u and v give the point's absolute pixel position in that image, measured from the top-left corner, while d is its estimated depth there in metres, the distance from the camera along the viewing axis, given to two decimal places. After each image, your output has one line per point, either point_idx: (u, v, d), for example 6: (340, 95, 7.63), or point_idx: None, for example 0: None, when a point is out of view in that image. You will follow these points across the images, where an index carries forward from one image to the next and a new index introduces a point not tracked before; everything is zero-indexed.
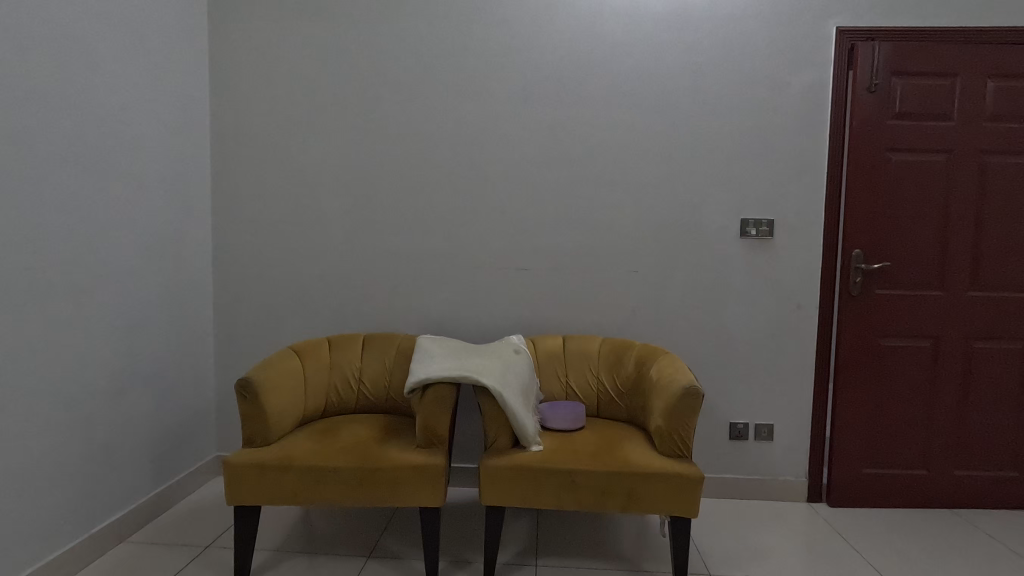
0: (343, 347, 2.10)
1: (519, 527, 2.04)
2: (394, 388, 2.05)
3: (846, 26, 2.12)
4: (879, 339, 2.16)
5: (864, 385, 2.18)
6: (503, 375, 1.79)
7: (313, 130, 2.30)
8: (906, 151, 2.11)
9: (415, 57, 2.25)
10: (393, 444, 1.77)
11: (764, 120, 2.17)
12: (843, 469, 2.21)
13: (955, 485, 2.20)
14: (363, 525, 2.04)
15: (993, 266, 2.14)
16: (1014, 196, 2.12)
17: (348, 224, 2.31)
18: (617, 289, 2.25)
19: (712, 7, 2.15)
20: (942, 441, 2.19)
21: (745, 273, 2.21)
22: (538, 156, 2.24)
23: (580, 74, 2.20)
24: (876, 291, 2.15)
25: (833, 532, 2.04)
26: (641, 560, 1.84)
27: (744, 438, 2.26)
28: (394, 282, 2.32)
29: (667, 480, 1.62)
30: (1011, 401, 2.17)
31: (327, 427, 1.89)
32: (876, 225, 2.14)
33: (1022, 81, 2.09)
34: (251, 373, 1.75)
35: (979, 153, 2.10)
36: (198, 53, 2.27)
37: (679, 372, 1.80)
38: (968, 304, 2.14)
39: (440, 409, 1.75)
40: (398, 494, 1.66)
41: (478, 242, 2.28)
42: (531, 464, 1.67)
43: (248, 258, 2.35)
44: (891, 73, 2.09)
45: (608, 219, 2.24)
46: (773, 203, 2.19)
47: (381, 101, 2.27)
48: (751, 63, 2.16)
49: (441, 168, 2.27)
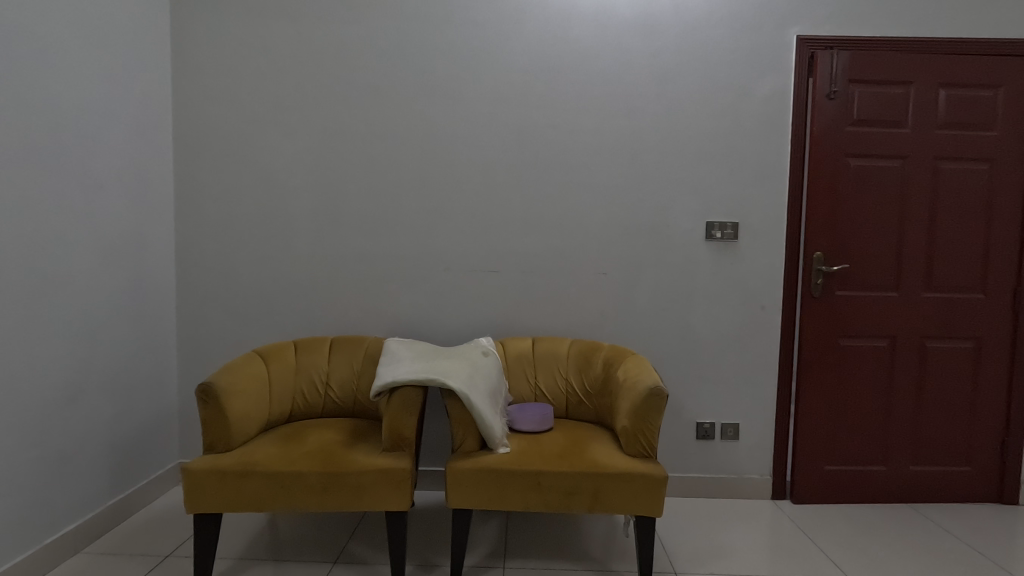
0: (309, 350, 2.08)
1: (488, 530, 2.03)
2: (361, 391, 2.04)
3: (806, 34, 2.18)
4: (840, 338, 2.22)
5: (826, 384, 2.24)
6: (471, 378, 1.79)
7: (280, 130, 2.27)
8: (864, 156, 2.18)
9: (384, 58, 2.24)
10: (359, 449, 1.75)
11: (728, 124, 2.21)
12: (806, 466, 2.27)
13: (912, 480, 2.27)
14: (330, 530, 2.01)
15: (945, 268, 2.21)
16: (966, 201, 2.20)
17: (315, 226, 2.29)
18: (585, 290, 2.27)
19: (677, 13, 2.19)
20: (899, 437, 2.26)
21: (710, 274, 2.25)
22: (507, 157, 2.25)
23: (549, 76, 2.22)
24: (836, 291, 2.21)
25: (795, 528, 2.09)
26: (609, 561, 1.86)
27: (710, 438, 2.29)
28: (364, 285, 2.30)
29: (632, 480, 1.64)
30: (963, 397, 2.25)
31: (293, 432, 1.86)
32: (837, 227, 2.20)
33: (972, 90, 2.17)
34: (213, 377, 1.72)
35: (932, 159, 2.18)
36: (160, 51, 2.22)
37: (645, 372, 1.82)
38: (923, 304, 2.21)
39: (406, 412, 1.74)
40: (363, 498, 1.64)
41: (446, 244, 2.28)
42: (498, 466, 1.67)
43: (212, 260, 2.31)
44: (849, 81, 2.16)
45: (577, 221, 2.25)
46: (738, 207, 2.23)
47: (349, 102, 2.25)
48: (716, 68, 2.20)
49: (410, 171, 2.26)
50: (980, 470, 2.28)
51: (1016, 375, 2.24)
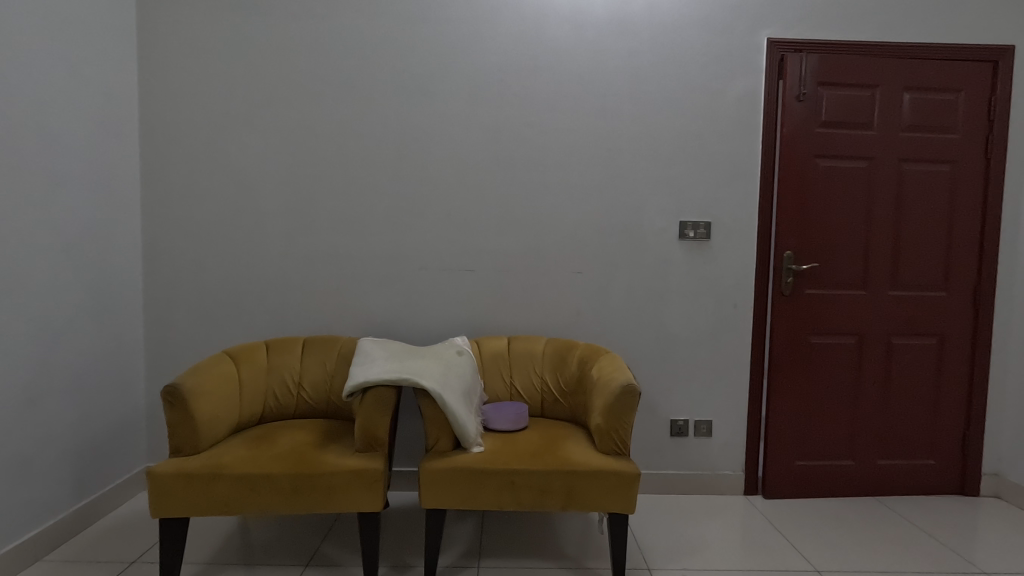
0: (281, 350, 2.05)
1: (463, 530, 2.02)
2: (335, 392, 2.01)
3: (776, 37, 2.21)
4: (810, 336, 2.27)
5: (796, 381, 2.28)
6: (444, 378, 1.78)
7: (251, 128, 2.23)
8: (833, 158, 2.22)
9: (358, 55, 2.22)
10: (331, 450, 1.73)
11: (701, 125, 2.24)
12: (778, 462, 2.31)
13: (879, 474, 2.33)
14: (302, 533, 1.99)
15: (910, 267, 2.27)
16: (929, 201, 2.26)
17: (288, 225, 2.26)
18: (561, 289, 2.28)
19: (651, 13, 2.21)
20: (867, 432, 2.31)
21: (684, 273, 2.28)
22: (482, 156, 2.24)
23: (524, 75, 2.22)
24: (806, 290, 2.25)
25: (767, 523, 2.12)
26: (583, 558, 1.86)
27: (684, 435, 2.32)
28: (337, 285, 2.27)
29: (605, 478, 1.64)
30: (927, 392, 2.32)
31: (263, 434, 1.83)
32: (806, 227, 2.24)
33: (935, 94, 2.23)
34: (180, 379, 1.68)
35: (898, 161, 2.23)
36: (126, 45, 2.16)
37: (619, 370, 1.83)
38: (889, 303, 2.27)
39: (380, 412, 1.72)
40: (335, 500, 1.63)
41: (421, 243, 2.26)
42: (471, 466, 1.66)
43: (181, 259, 2.26)
44: (817, 84, 2.20)
45: (552, 221, 2.26)
46: (711, 206, 2.26)
47: (322, 99, 2.22)
48: (689, 69, 2.23)
49: (384, 170, 2.24)
50: (944, 463, 2.35)
51: (978, 371, 2.31)
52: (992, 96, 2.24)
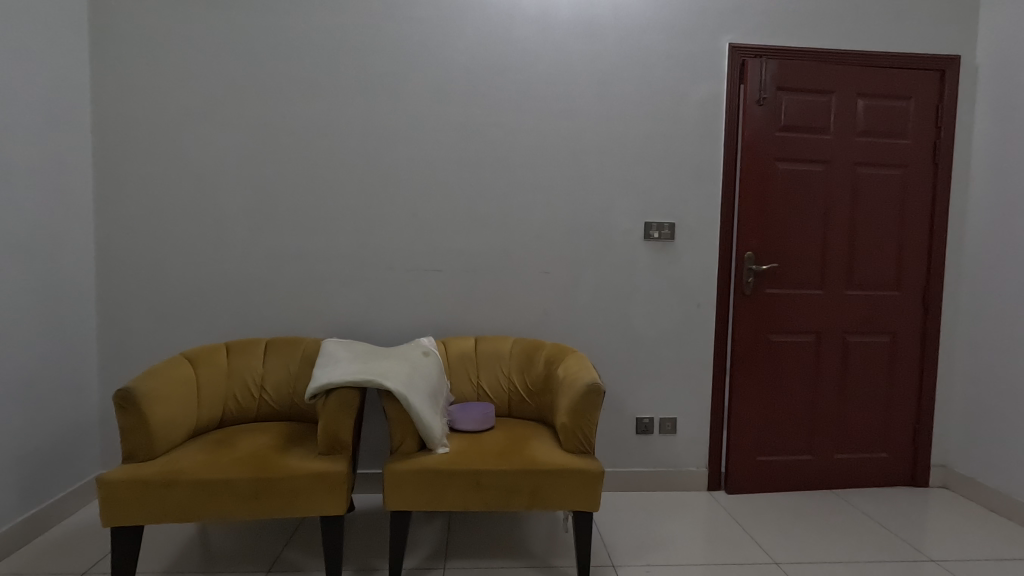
0: (242, 352, 2.01)
1: (429, 532, 2.01)
2: (298, 394, 1.98)
3: (738, 42, 2.26)
4: (769, 334, 2.33)
5: (757, 378, 2.34)
6: (410, 379, 1.77)
7: (211, 125, 2.18)
8: (791, 161, 2.28)
9: (322, 52, 2.18)
10: (293, 453, 1.70)
11: (665, 127, 2.28)
12: (739, 457, 2.36)
13: (835, 468, 2.41)
14: (264, 538, 1.95)
15: (865, 267, 2.35)
16: (882, 204, 2.34)
17: (250, 224, 2.21)
18: (529, 289, 2.28)
19: (617, 16, 2.23)
20: (824, 427, 2.39)
21: (649, 273, 2.31)
22: (450, 156, 2.23)
23: (491, 75, 2.22)
24: (766, 289, 2.31)
25: (729, 517, 2.17)
26: (548, 557, 1.87)
27: (650, 433, 2.35)
28: (302, 285, 2.23)
29: (570, 476, 1.66)
30: (880, 388, 2.40)
31: (223, 438, 1.78)
32: (766, 228, 2.29)
33: (887, 100, 2.32)
34: (134, 382, 1.63)
35: (852, 165, 2.31)
36: (77, 37, 2.08)
37: (584, 369, 1.85)
38: (844, 302, 2.35)
39: (343, 414, 1.70)
40: (297, 504, 1.60)
41: (387, 243, 2.24)
42: (436, 467, 1.65)
43: (136, 258, 2.19)
44: (776, 89, 2.26)
45: (520, 221, 2.27)
46: (675, 208, 2.30)
47: (286, 96, 2.18)
48: (654, 73, 2.26)
49: (349, 169, 2.21)
50: (896, 455, 2.44)
51: (927, 366, 2.41)
52: (939, 103, 2.34)
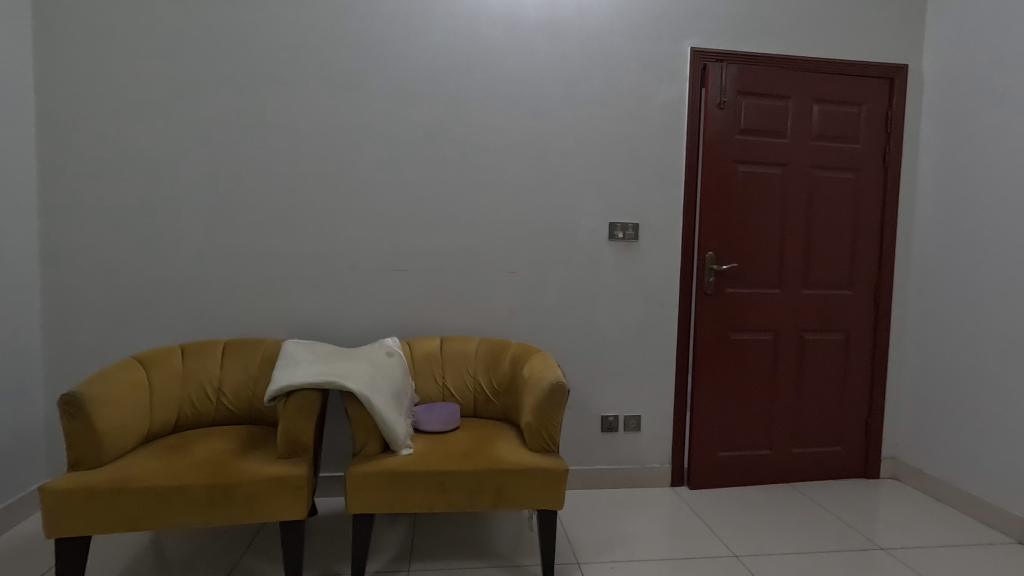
0: (198, 354, 1.95)
1: (393, 534, 1.99)
2: (258, 397, 1.93)
3: (699, 46, 2.30)
4: (730, 333, 2.38)
5: (718, 376, 2.39)
6: (373, 380, 1.74)
7: (166, 119, 2.10)
8: (751, 164, 2.34)
9: (283, 46, 2.13)
10: (252, 457, 1.66)
11: (629, 129, 2.31)
12: (702, 453, 2.41)
13: (792, 462, 2.48)
14: (222, 545, 1.89)
15: (820, 268, 2.43)
16: (836, 206, 2.43)
17: (208, 223, 2.14)
18: (495, 289, 2.28)
19: (581, 18, 2.25)
20: (782, 422, 2.46)
21: (614, 273, 2.34)
22: (415, 155, 2.21)
23: (456, 74, 2.21)
24: (727, 289, 2.36)
25: (691, 512, 2.21)
26: (513, 556, 1.88)
27: (615, 431, 2.38)
28: (262, 285, 2.18)
29: (534, 475, 1.66)
30: (835, 384, 2.49)
31: (177, 443, 1.72)
32: (727, 229, 2.35)
33: (841, 106, 2.40)
34: (81, 386, 1.56)
35: (808, 168, 2.39)
36: (19, 25, 1.99)
37: (549, 368, 1.85)
38: (801, 301, 2.42)
39: (304, 417, 1.67)
40: (254, 510, 1.55)
41: (350, 242, 2.21)
42: (399, 468, 1.63)
43: (85, 257, 2.10)
44: (736, 93, 2.31)
45: (486, 221, 2.26)
46: (639, 208, 2.33)
47: (245, 91, 2.13)
48: (618, 75, 2.29)
49: (312, 166, 2.17)
50: (850, 449, 2.53)
51: (878, 363, 2.51)
52: (889, 110, 2.44)
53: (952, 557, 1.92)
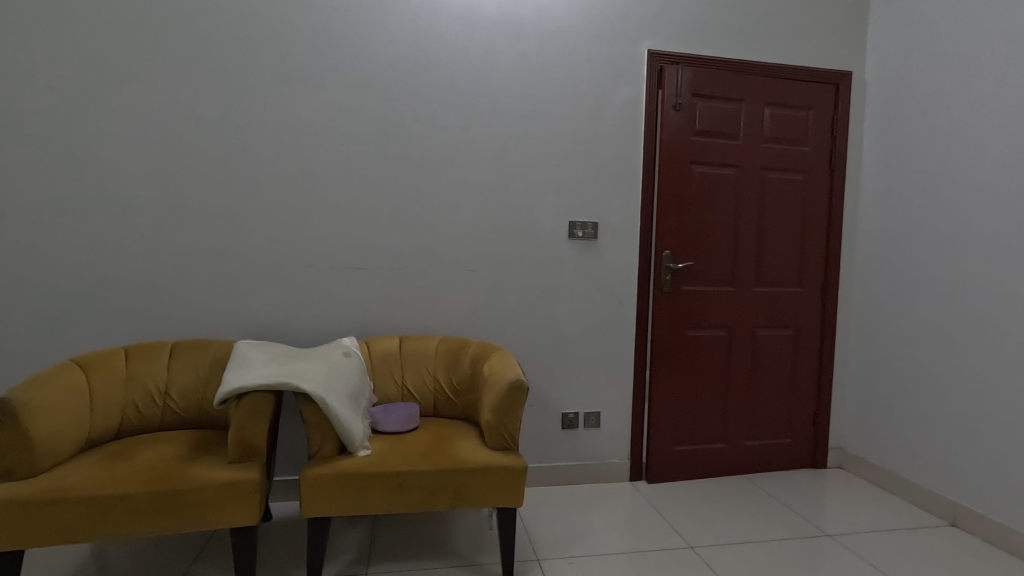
0: (144, 356, 1.87)
1: (351, 537, 1.96)
2: (208, 400, 1.86)
3: (656, 48, 2.35)
4: (686, 330, 2.44)
5: (675, 372, 2.44)
6: (329, 381, 1.71)
7: (107, 111, 2.00)
8: (706, 165, 2.40)
9: (234, 37, 2.06)
10: (200, 463, 1.60)
11: (588, 129, 2.33)
12: (659, 448, 2.46)
13: (745, 455, 2.56)
14: (170, 554, 1.82)
15: (771, 266, 2.52)
16: (786, 207, 2.51)
17: (153, 220, 2.05)
18: (455, 288, 2.27)
19: (541, 18, 2.26)
20: (736, 416, 2.53)
21: (574, 271, 2.36)
22: (373, 152, 2.18)
23: (415, 71, 2.18)
24: (683, 287, 2.42)
25: (649, 506, 2.25)
26: (472, 555, 1.87)
27: (575, 427, 2.41)
28: (213, 284, 2.10)
29: (493, 473, 1.66)
30: (785, 378, 2.58)
31: (120, 450, 1.65)
32: (683, 228, 2.40)
33: (791, 110, 2.49)
34: (12, 392, 1.47)
35: (760, 170, 2.46)
36: None
37: (509, 366, 1.85)
38: (753, 298, 2.50)
39: (256, 420, 1.62)
40: (203, 517, 1.50)
41: (306, 240, 2.15)
42: (356, 470, 1.60)
43: (19, 254, 1.99)
44: (692, 95, 2.36)
45: (446, 219, 2.25)
46: (598, 207, 2.36)
47: (193, 83, 2.05)
48: (577, 75, 2.30)
49: (265, 162, 2.11)
50: (799, 440, 2.63)
51: (825, 357, 2.62)
52: (834, 115, 2.55)
53: (892, 541, 2.02)
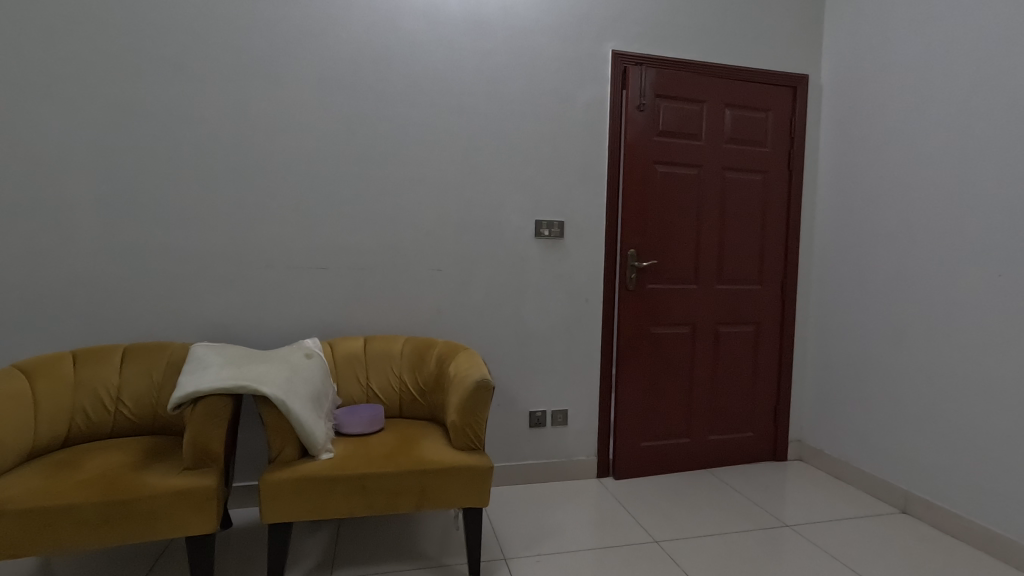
0: (93, 361, 1.79)
1: (314, 542, 1.92)
2: (162, 405, 1.80)
3: (620, 49, 2.37)
4: (651, 327, 2.47)
5: (640, 369, 2.47)
6: (289, 383, 1.67)
7: (52, 104, 1.91)
8: (669, 164, 2.44)
9: (188, 30, 1.99)
10: (153, 470, 1.54)
11: (553, 128, 2.34)
12: (625, 444, 2.48)
13: (709, 449, 2.61)
14: (123, 566, 1.76)
15: (733, 264, 2.57)
16: (747, 206, 2.57)
17: (104, 219, 1.97)
18: (420, 288, 2.25)
19: (506, 17, 2.25)
20: (700, 411, 2.58)
21: (540, 270, 2.37)
22: (335, 149, 2.14)
23: (378, 68, 2.15)
24: (648, 285, 2.45)
25: (615, 502, 2.27)
26: (438, 556, 1.86)
27: (543, 426, 2.41)
28: (168, 285, 2.04)
29: (458, 473, 1.65)
30: (746, 373, 2.64)
31: (67, 459, 1.58)
32: (647, 227, 2.43)
33: (750, 111, 2.55)
34: None
35: (720, 170, 2.51)
36: None
37: (474, 366, 1.84)
38: (715, 295, 2.55)
39: (213, 425, 1.57)
40: (156, 526, 1.45)
41: (266, 239, 2.10)
42: (318, 473, 1.57)
43: None
44: (655, 95, 2.40)
45: (411, 218, 2.22)
46: (563, 206, 2.37)
47: (146, 77, 1.97)
48: (542, 74, 2.31)
49: (223, 159, 2.05)
50: (761, 434, 2.70)
51: (784, 352, 2.69)
52: (792, 117, 2.62)
53: (848, 530, 2.09)
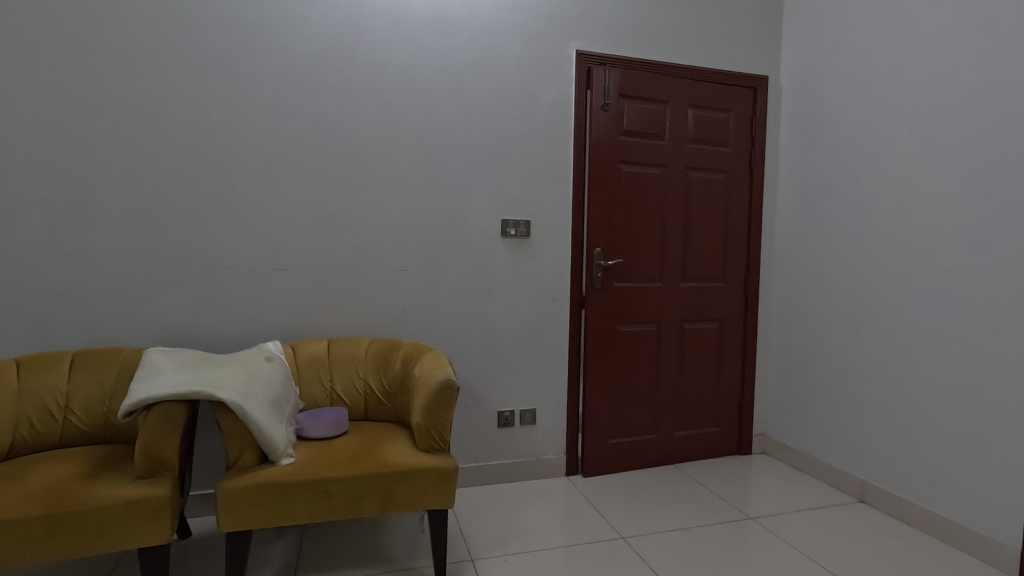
0: (40, 369, 1.72)
1: (275, 549, 1.88)
2: (114, 412, 1.74)
3: (584, 49, 2.38)
4: (617, 325, 2.49)
5: (607, 366, 2.49)
6: (247, 387, 1.63)
7: None
8: (633, 164, 2.46)
9: (138, 24, 1.92)
10: (101, 481, 1.48)
11: (518, 127, 2.34)
12: (594, 442, 2.50)
13: (676, 444, 2.65)
14: None
15: (697, 262, 2.61)
16: (709, 204, 2.61)
17: (50, 219, 1.89)
18: (385, 288, 2.22)
19: (470, 15, 2.24)
20: (666, 407, 2.61)
21: (506, 269, 2.36)
22: (296, 148, 2.10)
23: (340, 64, 2.12)
24: (614, 283, 2.47)
25: (584, 500, 2.29)
26: (403, 559, 1.84)
27: (511, 425, 2.41)
28: (120, 288, 1.97)
29: (422, 475, 1.63)
30: (711, 369, 2.69)
31: (9, 471, 1.51)
32: (612, 226, 2.45)
33: (713, 111, 2.59)
34: None
35: (683, 169, 2.55)
36: None
37: (439, 366, 1.83)
38: (680, 293, 2.59)
39: (166, 432, 1.52)
40: (104, 538, 1.40)
41: (224, 240, 2.05)
42: (278, 479, 1.54)
43: None
44: (619, 95, 2.42)
45: (375, 218, 2.20)
46: (529, 205, 2.37)
47: (93, 72, 1.90)
48: (506, 73, 2.31)
49: (177, 158, 1.99)
50: (726, 428, 2.75)
51: (747, 348, 2.75)
52: (752, 118, 2.67)
53: (809, 520, 2.14)
